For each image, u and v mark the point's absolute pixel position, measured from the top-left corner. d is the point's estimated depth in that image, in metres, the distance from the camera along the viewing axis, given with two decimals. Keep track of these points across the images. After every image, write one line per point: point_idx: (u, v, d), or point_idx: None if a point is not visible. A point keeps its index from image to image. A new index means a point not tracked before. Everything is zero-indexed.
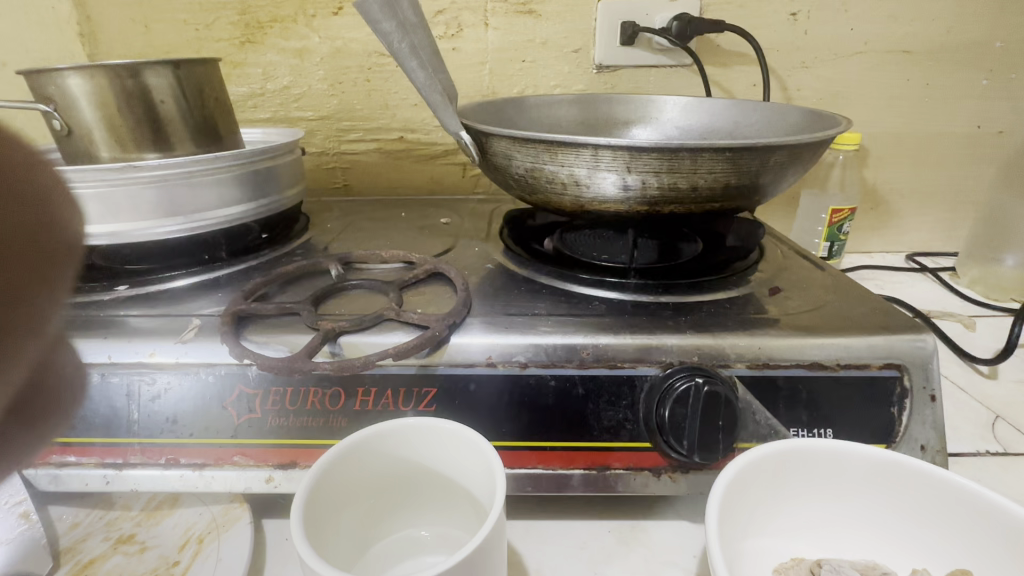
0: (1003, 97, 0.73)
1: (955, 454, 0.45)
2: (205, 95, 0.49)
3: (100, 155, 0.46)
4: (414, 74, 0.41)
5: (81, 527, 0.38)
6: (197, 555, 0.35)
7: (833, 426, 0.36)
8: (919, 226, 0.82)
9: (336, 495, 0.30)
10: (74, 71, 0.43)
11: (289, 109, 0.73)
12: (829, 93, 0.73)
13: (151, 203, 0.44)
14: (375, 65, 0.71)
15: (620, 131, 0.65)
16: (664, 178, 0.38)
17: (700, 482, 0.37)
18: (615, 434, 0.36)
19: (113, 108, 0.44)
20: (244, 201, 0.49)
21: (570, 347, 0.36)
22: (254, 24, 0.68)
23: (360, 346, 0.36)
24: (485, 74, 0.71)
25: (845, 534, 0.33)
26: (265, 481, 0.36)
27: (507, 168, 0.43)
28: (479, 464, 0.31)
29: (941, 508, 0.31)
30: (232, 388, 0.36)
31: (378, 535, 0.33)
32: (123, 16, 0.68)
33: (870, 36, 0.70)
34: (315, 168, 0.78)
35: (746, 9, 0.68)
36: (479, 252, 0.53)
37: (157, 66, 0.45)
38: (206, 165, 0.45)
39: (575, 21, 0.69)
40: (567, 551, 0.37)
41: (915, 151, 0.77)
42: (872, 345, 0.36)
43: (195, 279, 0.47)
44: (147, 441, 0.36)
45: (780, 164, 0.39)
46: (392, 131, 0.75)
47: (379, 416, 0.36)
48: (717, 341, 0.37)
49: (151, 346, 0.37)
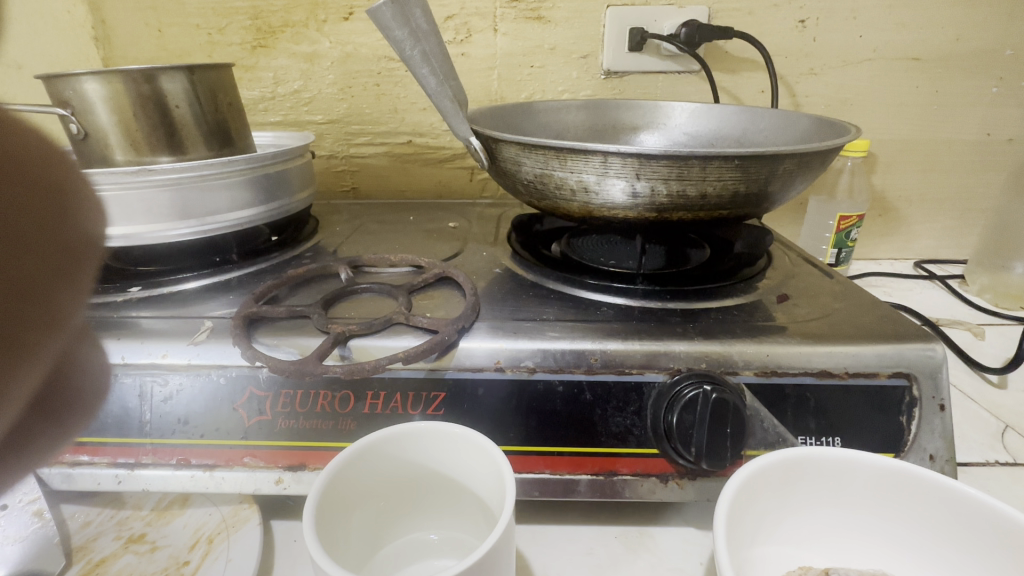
0: (1014, 104, 0.73)
1: (964, 464, 0.45)
2: (219, 99, 0.49)
3: (115, 158, 0.46)
4: (425, 80, 0.42)
5: (93, 525, 0.38)
6: (207, 555, 0.35)
7: (841, 435, 0.36)
8: (928, 233, 0.82)
9: (347, 497, 0.30)
10: (92, 76, 0.43)
11: (300, 113, 0.74)
12: (838, 100, 0.73)
13: (164, 206, 0.45)
14: (384, 70, 0.71)
15: (628, 137, 0.66)
16: (672, 186, 0.38)
17: (707, 489, 0.37)
18: (623, 440, 0.36)
19: (128, 112, 0.45)
20: (255, 204, 0.50)
21: (579, 352, 0.36)
22: (265, 29, 0.69)
23: (369, 350, 0.37)
24: (494, 79, 0.72)
25: (854, 544, 0.33)
26: (275, 482, 0.37)
27: (516, 174, 0.43)
28: (488, 468, 0.31)
29: (952, 521, 0.31)
30: (243, 390, 0.36)
31: (388, 537, 0.34)
32: (137, 20, 0.69)
33: (879, 43, 0.70)
34: (324, 171, 0.78)
35: (755, 16, 0.68)
36: (487, 256, 0.54)
37: (173, 71, 0.45)
38: (219, 168, 0.46)
39: (583, 27, 0.69)
40: (573, 557, 0.37)
41: (924, 158, 0.76)
42: (881, 354, 0.36)
43: (206, 281, 0.48)
44: (159, 442, 0.36)
45: (789, 172, 0.39)
46: (401, 135, 0.75)
47: (388, 419, 0.36)
48: (725, 348, 0.37)
49: (164, 347, 0.37)
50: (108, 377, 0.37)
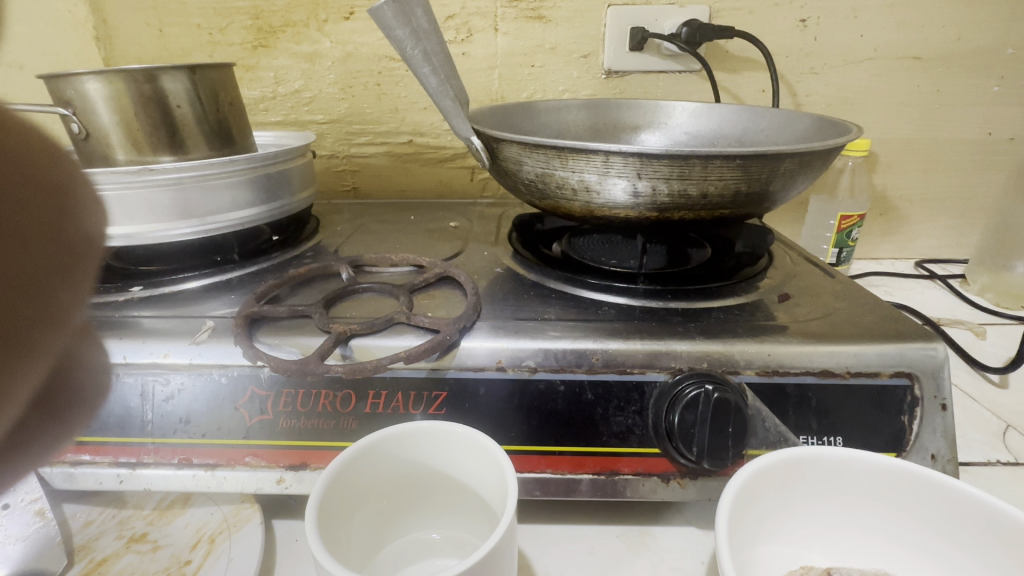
0: (1015, 103, 0.73)
1: (965, 463, 0.45)
2: (219, 99, 0.49)
3: (117, 157, 0.46)
4: (426, 80, 0.42)
5: (95, 524, 0.38)
6: (209, 554, 0.36)
7: (842, 434, 0.36)
8: (929, 232, 0.82)
9: (348, 496, 0.30)
10: (94, 75, 0.43)
11: (300, 112, 0.74)
12: (839, 99, 0.73)
13: (166, 206, 0.45)
14: (385, 69, 0.71)
15: (628, 136, 0.66)
16: (674, 185, 0.38)
17: (708, 488, 0.37)
18: (624, 439, 0.36)
19: (130, 112, 0.45)
20: (256, 204, 0.50)
21: (580, 351, 0.36)
22: (266, 29, 0.69)
23: (370, 349, 0.37)
24: (494, 79, 0.72)
25: (855, 544, 0.33)
26: (276, 482, 0.37)
27: (518, 173, 0.43)
28: (490, 467, 0.31)
29: (953, 520, 0.31)
30: (244, 390, 0.36)
31: (389, 537, 0.34)
32: (138, 19, 0.69)
33: (880, 42, 0.70)
34: (325, 171, 0.78)
35: (756, 15, 0.68)
36: (488, 255, 0.54)
37: (174, 71, 0.45)
38: (220, 168, 0.46)
39: (584, 27, 0.69)
40: (574, 556, 0.37)
41: (924, 157, 0.76)
42: (883, 353, 0.36)
43: (207, 280, 0.48)
44: (161, 441, 0.36)
45: (790, 171, 0.39)
46: (402, 134, 0.75)
47: (390, 419, 0.36)
48: (726, 347, 0.37)
49: (166, 347, 0.37)
50: (109, 378, 0.37)
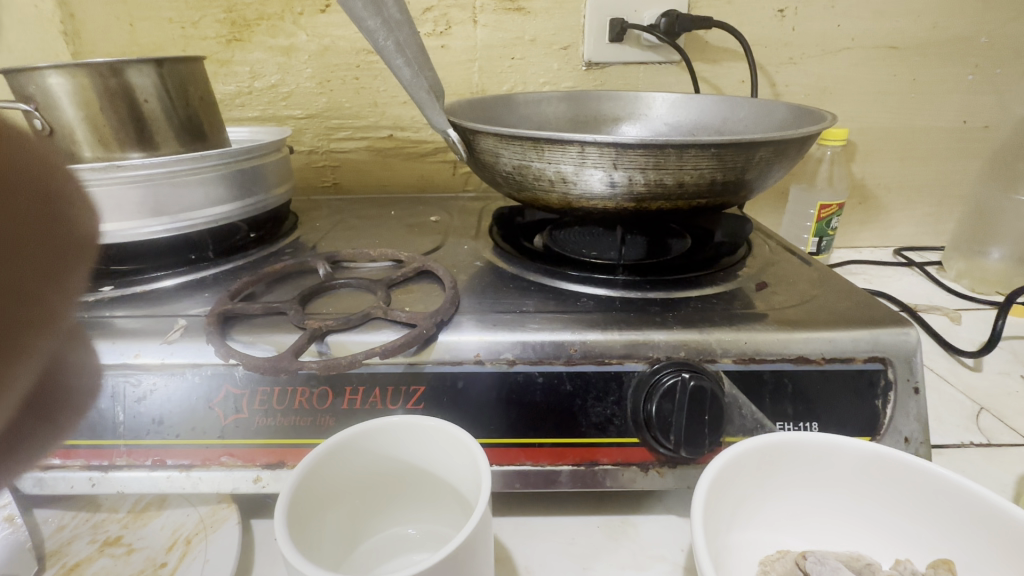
0: (988, 91, 0.74)
1: (939, 445, 0.45)
2: (189, 93, 0.48)
3: (83, 154, 0.45)
4: (400, 72, 0.41)
5: (68, 529, 0.38)
6: (184, 556, 0.35)
7: (818, 420, 0.36)
8: (906, 220, 0.83)
9: (319, 495, 0.29)
10: (56, 70, 0.42)
11: (278, 108, 0.73)
12: (817, 88, 0.73)
13: (136, 203, 0.44)
14: (363, 63, 0.70)
15: (608, 127, 0.65)
16: (650, 175, 0.38)
17: (688, 476, 0.37)
18: (603, 430, 0.36)
19: (95, 108, 0.44)
20: (230, 201, 0.49)
21: (558, 343, 0.36)
22: (240, 22, 0.68)
23: (347, 345, 0.36)
24: (474, 72, 0.71)
25: (828, 527, 0.33)
26: (253, 481, 0.36)
27: (495, 165, 0.43)
28: (464, 458, 0.31)
29: (924, 500, 0.31)
30: (219, 389, 0.36)
31: (365, 534, 0.33)
32: (107, 13, 0.67)
33: (857, 31, 0.70)
34: (304, 167, 0.77)
35: (734, 6, 0.68)
36: (469, 250, 0.53)
37: (140, 65, 0.44)
38: (191, 165, 0.45)
39: (562, 18, 0.69)
40: (555, 547, 0.37)
41: (902, 146, 0.77)
42: (857, 339, 0.36)
43: (182, 279, 0.47)
44: (134, 443, 0.36)
45: (765, 160, 0.39)
46: (382, 129, 0.75)
47: (367, 415, 0.36)
48: (704, 336, 0.37)
49: (136, 347, 0.36)
50: (88, 378, 0.36)
